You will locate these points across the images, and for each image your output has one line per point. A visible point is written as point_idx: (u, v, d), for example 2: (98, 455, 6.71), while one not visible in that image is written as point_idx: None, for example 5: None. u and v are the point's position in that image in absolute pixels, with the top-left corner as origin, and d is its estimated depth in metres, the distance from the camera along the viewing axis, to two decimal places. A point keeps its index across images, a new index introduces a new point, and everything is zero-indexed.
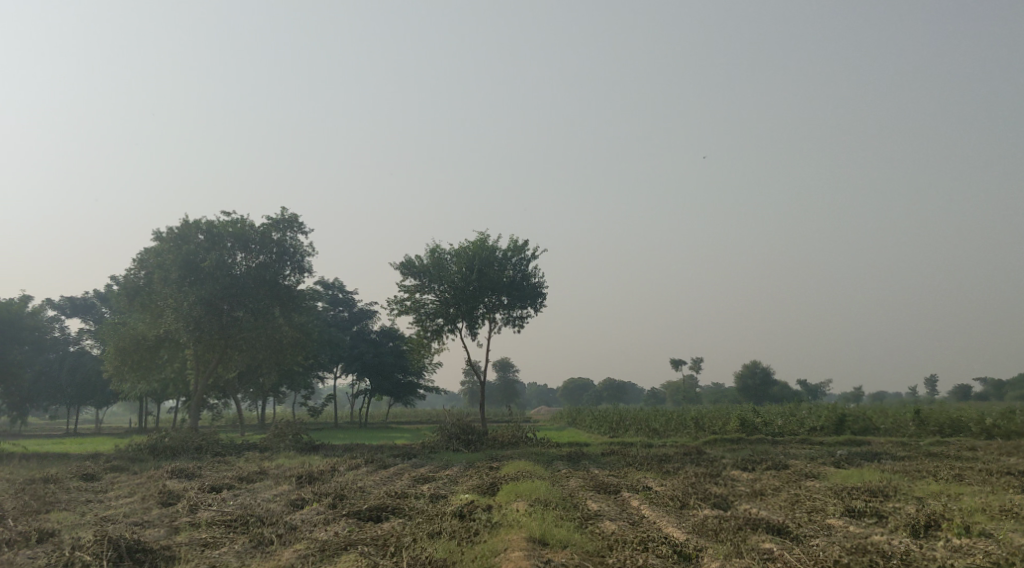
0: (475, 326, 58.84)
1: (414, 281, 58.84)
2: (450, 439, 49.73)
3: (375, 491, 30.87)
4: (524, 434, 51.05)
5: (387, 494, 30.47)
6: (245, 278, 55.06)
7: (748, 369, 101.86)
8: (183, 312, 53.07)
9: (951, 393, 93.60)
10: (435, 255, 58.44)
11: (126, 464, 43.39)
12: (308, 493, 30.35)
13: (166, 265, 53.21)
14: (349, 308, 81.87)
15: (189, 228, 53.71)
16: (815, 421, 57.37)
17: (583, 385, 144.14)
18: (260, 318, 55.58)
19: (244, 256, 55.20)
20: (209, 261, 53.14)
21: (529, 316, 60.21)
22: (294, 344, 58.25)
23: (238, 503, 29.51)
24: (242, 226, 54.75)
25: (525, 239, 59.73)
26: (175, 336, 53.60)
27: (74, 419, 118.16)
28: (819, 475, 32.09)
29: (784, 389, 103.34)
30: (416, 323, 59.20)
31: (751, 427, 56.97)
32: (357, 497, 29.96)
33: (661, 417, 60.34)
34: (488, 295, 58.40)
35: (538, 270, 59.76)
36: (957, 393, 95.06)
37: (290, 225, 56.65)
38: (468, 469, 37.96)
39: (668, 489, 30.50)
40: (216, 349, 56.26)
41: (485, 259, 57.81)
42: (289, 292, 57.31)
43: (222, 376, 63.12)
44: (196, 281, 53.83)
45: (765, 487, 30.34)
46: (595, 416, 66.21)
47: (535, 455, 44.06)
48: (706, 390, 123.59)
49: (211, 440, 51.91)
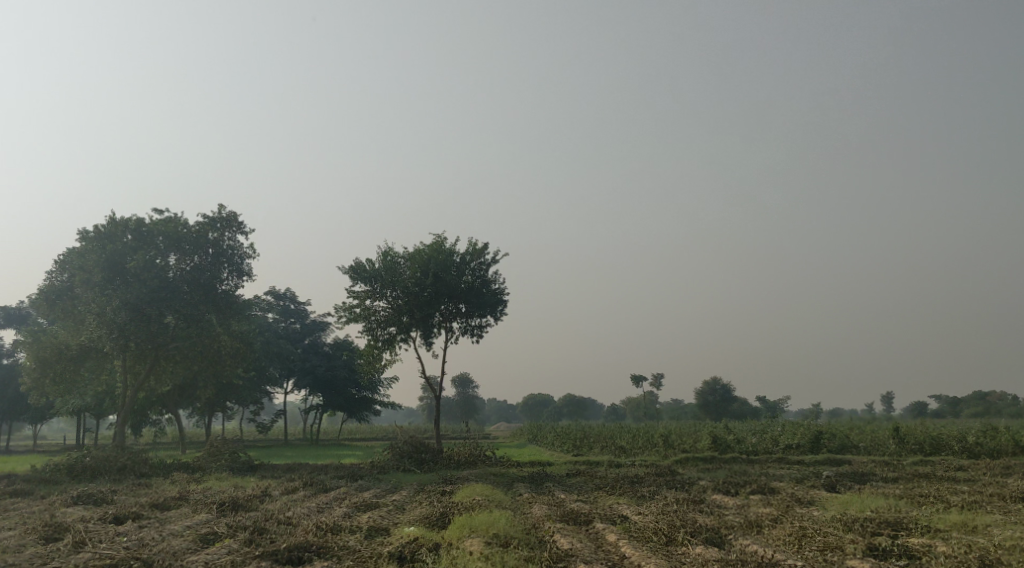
0: (430, 335, 54.67)
1: (364, 286, 54.63)
2: (401, 458, 45.52)
3: (303, 523, 26.63)
4: (482, 453, 46.87)
5: (317, 527, 26.27)
6: (178, 282, 50.42)
7: (709, 386, 98.31)
8: (107, 318, 48.38)
9: (912, 410, 90.90)
10: (387, 258, 54.32)
11: (34, 488, 38.69)
12: (221, 525, 26.09)
13: (88, 268, 48.58)
14: (301, 320, 77.03)
15: (115, 226, 49.08)
16: (790, 439, 53.70)
17: (543, 401, 140.05)
18: (193, 325, 50.87)
19: (177, 258, 50.60)
20: (135, 262, 48.60)
21: (489, 325, 56.07)
22: (233, 354, 53.48)
23: (135, 539, 25.19)
24: (175, 225, 50.16)
25: (485, 242, 55.66)
26: (97, 344, 48.84)
27: (9, 437, 111.88)
28: (815, 501, 28.27)
29: (745, 406, 100.01)
30: (366, 332, 54.90)
31: (724, 445, 53.11)
32: (279, 532, 25.78)
33: (627, 435, 56.44)
34: (445, 301, 54.28)
35: (498, 276, 55.64)
36: (916, 411, 92.48)
37: (228, 225, 52.12)
38: (418, 494, 33.71)
39: (648, 521, 26.55)
40: (145, 360, 51.53)
41: (441, 263, 53.66)
42: (226, 297, 52.62)
43: (157, 390, 58.36)
44: (122, 284, 49.20)
45: (760, 517, 26.51)
46: (557, 433, 62.14)
47: (494, 477, 39.98)
48: (667, 406, 120.00)
49: (138, 459, 47.19)
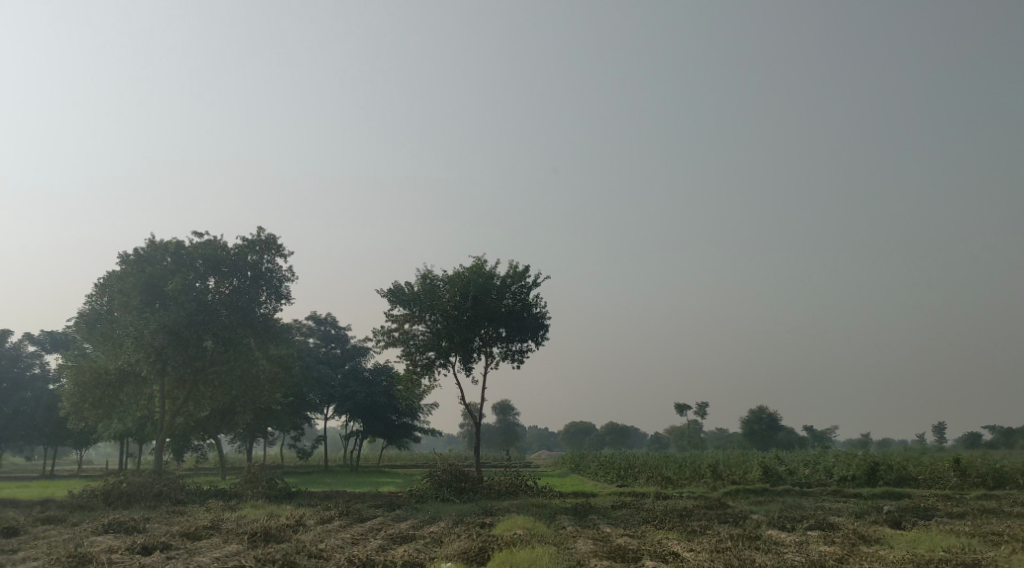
0: (470, 360, 53.47)
1: (403, 310, 53.65)
2: (440, 487, 44.23)
3: (335, 558, 25.47)
4: (523, 482, 45.43)
5: (350, 562, 25.11)
6: (216, 305, 49.67)
7: (754, 415, 95.93)
8: (144, 341, 47.74)
9: (966, 441, 87.95)
10: (427, 281, 53.31)
11: (65, 515, 37.92)
12: (250, 558, 25.03)
13: (126, 291, 48.01)
14: (341, 345, 76.16)
15: (153, 248, 48.51)
16: (845, 470, 51.61)
17: (585, 429, 138.09)
18: (231, 349, 50.11)
19: (216, 281, 49.88)
20: (173, 285, 47.98)
21: (530, 350, 54.73)
22: (271, 378, 52.56)
23: None
24: (214, 247, 49.46)
25: (526, 265, 54.44)
26: (135, 368, 48.20)
27: (53, 460, 112.39)
28: (878, 539, 26.57)
29: (791, 436, 97.45)
30: (405, 357, 53.84)
31: (775, 476, 51.17)
32: None
33: (673, 464, 54.66)
34: (485, 326, 53.09)
35: (540, 300, 54.34)
36: (969, 442, 89.45)
37: (267, 248, 51.35)
38: (457, 525, 32.42)
39: (700, 561, 25.05)
40: (183, 385, 50.82)
41: (481, 286, 52.54)
42: (265, 321, 51.77)
43: (196, 415, 57.65)
44: (160, 308, 48.59)
45: (822, 557, 24.89)
46: (601, 461, 60.47)
47: (536, 508, 38.51)
48: (711, 435, 117.57)
49: (174, 485, 46.33)
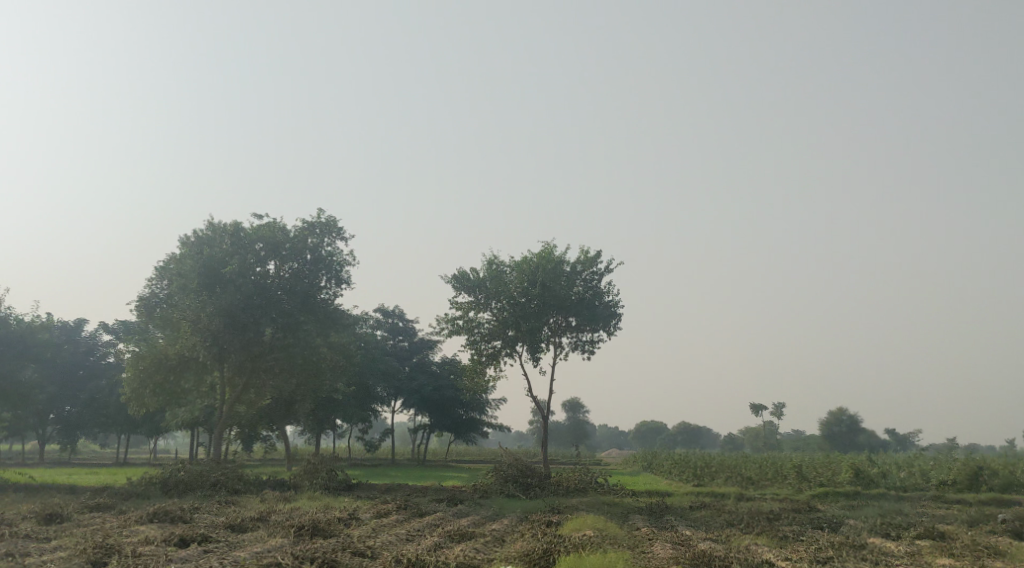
0: (538, 350, 50.94)
1: (468, 297, 51.36)
2: (506, 482, 41.80)
3: (380, 558, 23.09)
4: (594, 479, 42.74)
5: (396, 563, 22.77)
6: (276, 289, 47.89)
7: (833, 417, 91.64)
8: (201, 325, 46.14)
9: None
10: (493, 266, 50.91)
11: (115, 502, 36.21)
12: (288, 554, 22.84)
13: (184, 274, 46.45)
14: (409, 338, 73.99)
15: (211, 230, 46.84)
16: (944, 475, 47.81)
17: (656, 428, 134.56)
18: (290, 335, 48.38)
19: (276, 265, 48.07)
20: (230, 267, 46.22)
21: (601, 341, 51.93)
22: (333, 367, 50.62)
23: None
24: (273, 229, 47.63)
25: (598, 251, 51.64)
26: (192, 354, 46.67)
27: (125, 449, 112.71)
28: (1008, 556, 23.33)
29: (873, 439, 92.96)
30: (469, 346, 51.55)
31: (867, 480, 47.63)
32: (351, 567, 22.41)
33: (754, 465, 51.39)
34: (554, 314, 50.46)
35: (612, 287, 51.46)
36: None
37: (328, 231, 49.41)
38: (522, 524, 29.90)
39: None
40: (242, 372, 49.17)
41: (550, 272, 49.89)
42: (325, 307, 49.87)
43: (258, 404, 55.97)
44: (218, 290, 46.90)
45: None
46: (676, 460, 57.35)
47: (607, 507, 35.78)
48: (788, 437, 113.22)
49: (231, 475, 44.50)
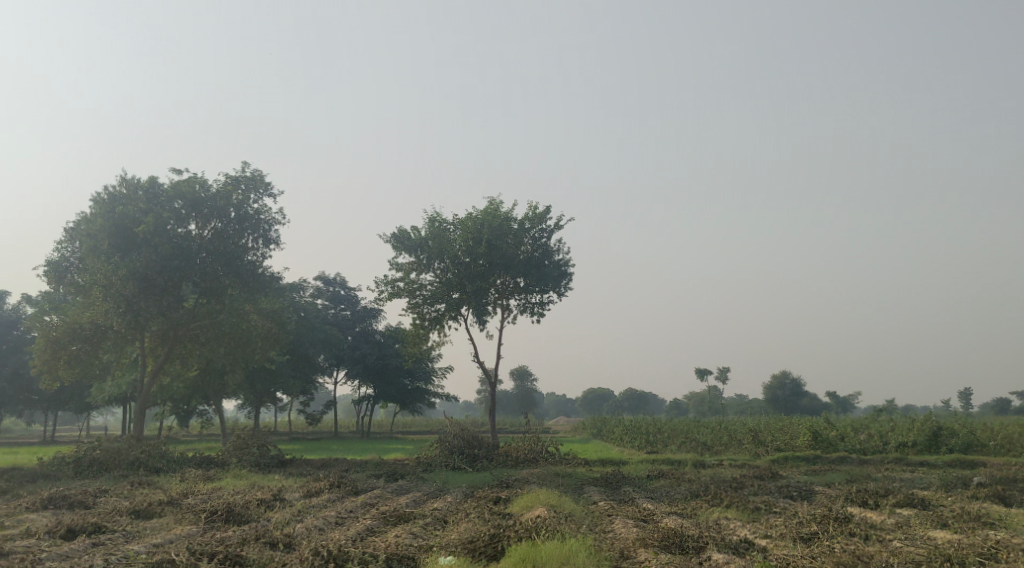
0: (484, 314, 48.13)
1: (408, 257, 48.25)
2: (451, 454, 38.99)
3: (293, 556, 20.38)
4: (544, 449, 40.12)
5: (312, 560, 20.16)
6: (197, 251, 44.35)
7: (777, 381, 90.31)
8: (113, 290, 42.51)
9: (998, 407, 82.47)
10: (435, 224, 47.77)
11: (17, 485, 32.63)
12: (186, 553, 20.05)
13: (95, 234, 42.59)
14: (351, 307, 70.47)
15: (124, 186, 43.01)
16: (905, 437, 46.04)
17: (602, 395, 132.94)
18: (212, 301, 45.32)
19: (198, 224, 44.49)
20: (144, 226, 42.55)
21: (551, 303, 49.23)
22: (264, 335, 47.14)
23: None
24: (194, 185, 44.01)
25: (547, 206, 48.69)
26: (105, 322, 43.05)
27: (52, 426, 107.56)
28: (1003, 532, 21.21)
29: (815, 402, 91.92)
30: (410, 310, 48.54)
31: (825, 443, 45.70)
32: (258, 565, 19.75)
33: (708, 431, 49.21)
34: (500, 275, 47.61)
35: (562, 246, 48.66)
36: (1000, 407, 84.11)
37: (253, 186, 45.86)
38: (467, 500, 27.15)
39: (785, 561, 20.15)
40: (164, 341, 45.55)
41: (497, 229, 46.85)
42: (253, 270, 46.48)
43: (185, 375, 52.20)
44: (132, 252, 43.22)
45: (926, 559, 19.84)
46: (628, 426, 54.99)
47: (559, 478, 33.23)
48: (732, 401, 112.06)
49: (152, 451, 41.03)
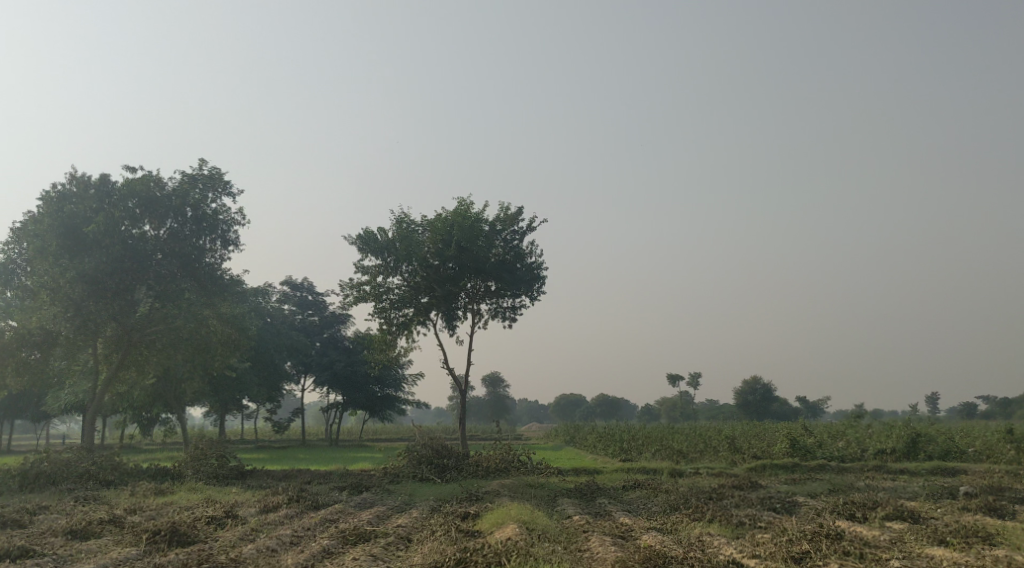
0: (454, 319, 46.61)
1: (375, 259, 46.59)
2: (419, 465, 37.36)
3: None
4: (516, 458, 38.54)
5: None
6: (152, 253, 42.57)
7: (748, 385, 89.31)
8: (61, 293, 40.56)
9: (967, 410, 81.93)
10: (403, 226, 46.12)
11: None
12: None
13: (43, 234, 40.66)
14: (319, 312, 68.57)
15: (75, 183, 41.13)
16: (884, 443, 44.85)
17: (574, 401, 131.62)
18: (170, 304, 43.10)
19: (152, 225, 42.73)
20: (95, 225, 40.60)
21: (523, 307, 47.79)
22: (225, 342, 45.18)
23: None
24: (149, 183, 42.24)
25: (519, 207, 47.21)
26: (52, 327, 41.02)
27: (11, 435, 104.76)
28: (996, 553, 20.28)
29: (786, 407, 91.03)
30: (377, 314, 46.88)
31: (803, 451, 44.41)
32: None
33: (683, 438, 47.83)
34: (470, 278, 46.11)
35: (534, 248, 47.21)
36: (970, 410, 83.58)
37: (212, 184, 44.15)
38: (433, 516, 25.60)
39: None
40: (118, 347, 43.46)
41: (467, 231, 45.29)
42: (211, 273, 44.73)
43: (142, 383, 50.13)
44: (81, 253, 41.19)
45: None
46: (601, 433, 53.52)
47: (530, 490, 31.64)
48: (704, 406, 111.02)
49: (105, 463, 39.03)
